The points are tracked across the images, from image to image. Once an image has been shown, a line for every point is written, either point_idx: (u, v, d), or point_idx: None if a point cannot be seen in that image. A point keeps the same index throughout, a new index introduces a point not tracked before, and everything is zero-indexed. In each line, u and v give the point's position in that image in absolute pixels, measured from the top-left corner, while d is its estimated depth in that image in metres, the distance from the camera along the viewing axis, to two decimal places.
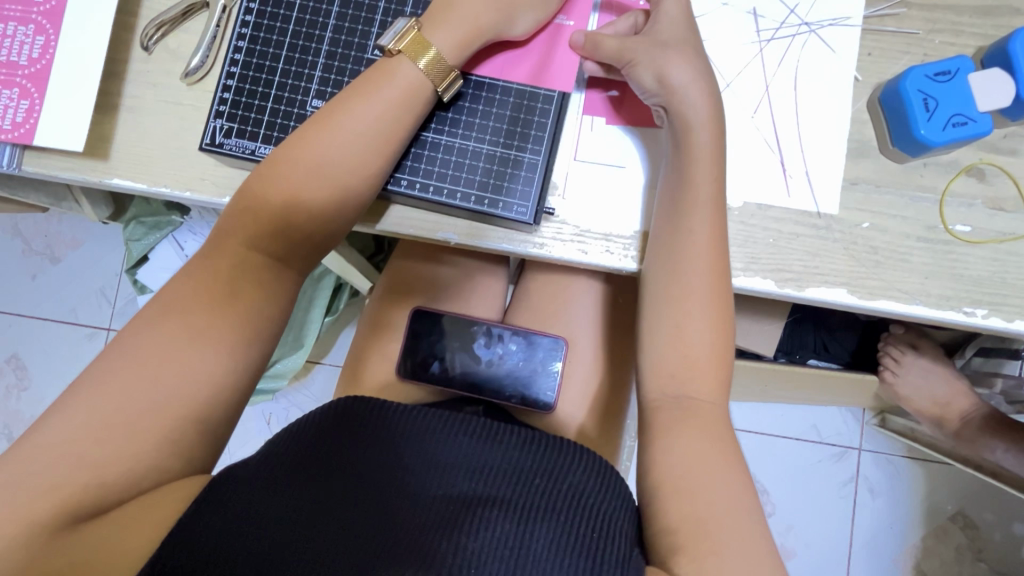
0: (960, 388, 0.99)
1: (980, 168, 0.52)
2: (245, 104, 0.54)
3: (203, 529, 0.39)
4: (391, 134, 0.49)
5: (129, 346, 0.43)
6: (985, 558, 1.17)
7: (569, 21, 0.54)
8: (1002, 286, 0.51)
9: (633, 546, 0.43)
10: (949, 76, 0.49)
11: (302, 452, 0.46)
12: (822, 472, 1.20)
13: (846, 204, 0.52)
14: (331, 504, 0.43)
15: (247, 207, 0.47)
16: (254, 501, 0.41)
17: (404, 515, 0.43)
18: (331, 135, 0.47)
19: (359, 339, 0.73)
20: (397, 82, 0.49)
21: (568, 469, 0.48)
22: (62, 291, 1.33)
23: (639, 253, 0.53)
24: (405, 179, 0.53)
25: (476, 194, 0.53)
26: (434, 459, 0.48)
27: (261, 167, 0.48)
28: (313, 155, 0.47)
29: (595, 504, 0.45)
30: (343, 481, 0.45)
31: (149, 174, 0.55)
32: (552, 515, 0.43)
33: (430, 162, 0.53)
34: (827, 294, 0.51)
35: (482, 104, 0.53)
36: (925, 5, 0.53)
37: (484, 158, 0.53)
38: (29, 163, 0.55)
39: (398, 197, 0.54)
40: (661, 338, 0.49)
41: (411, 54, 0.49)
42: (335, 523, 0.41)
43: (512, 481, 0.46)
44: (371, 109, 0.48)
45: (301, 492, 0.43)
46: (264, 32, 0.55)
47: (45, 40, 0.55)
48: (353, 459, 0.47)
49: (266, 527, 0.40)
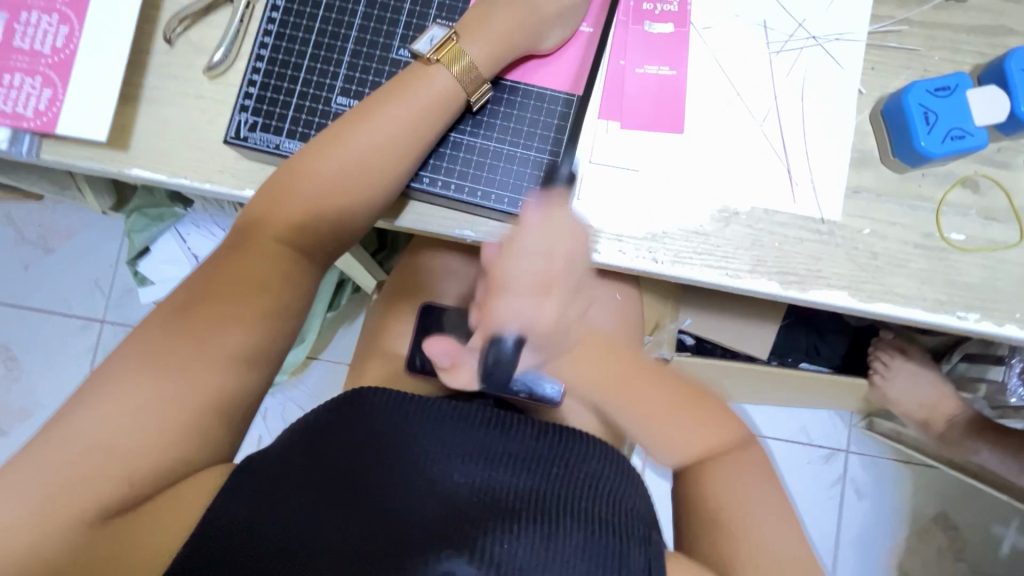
0: (945, 391, 1.02)
1: (975, 180, 0.55)
2: (270, 99, 0.55)
3: (233, 513, 0.41)
4: (419, 133, 0.51)
5: (157, 335, 0.44)
6: (964, 558, 1.21)
7: (588, 29, 0.56)
8: (994, 293, 0.53)
9: (650, 533, 0.46)
10: (948, 91, 0.52)
11: (322, 443, 0.47)
12: (811, 473, 1.23)
13: (849, 212, 0.54)
14: (359, 493, 0.44)
15: (278, 200, 0.49)
16: (283, 493, 0.43)
17: (431, 501, 0.44)
18: (364, 135, 0.50)
19: (369, 333, 0.75)
20: (428, 85, 0.51)
21: (583, 457, 0.51)
22: (56, 282, 1.31)
23: (650, 254, 0.54)
24: (428, 177, 0.54)
25: (496, 194, 0.54)
26: (453, 448, 0.49)
27: (292, 162, 0.50)
28: (346, 152, 0.50)
29: (612, 495, 0.48)
30: (367, 470, 0.46)
31: (169, 166, 0.56)
32: (575, 501, 0.45)
33: (451, 161, 0.55)
34: (829, 297, 0.54)
35: (504, 106, 0.55)
36: (926, 24, 0.56)
37: (505, 159, 0.55)
38: (48, 151, 0.56)
39: (419, 194, 0.55)
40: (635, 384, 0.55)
41: (447, 63, 0.52)
42: (361, 508, 0.43)
43: (532, 470, 0.48)
44: (401, 110, 0.50)
45: (323, 479, 0.44)
46: (289, 29, 0.56)
47: (69, 31, 0.55)
48: (373, 447, 0.47)
49: (298, 518, 0.41)
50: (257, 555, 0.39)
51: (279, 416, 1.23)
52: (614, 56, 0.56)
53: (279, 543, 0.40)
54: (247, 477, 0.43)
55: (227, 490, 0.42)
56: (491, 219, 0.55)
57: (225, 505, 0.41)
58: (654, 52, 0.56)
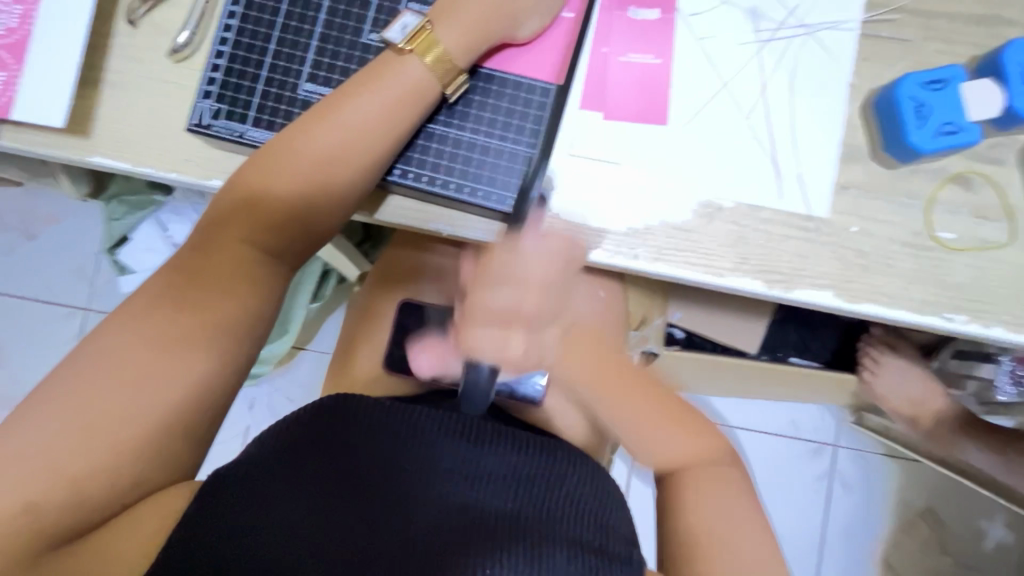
0: (935, 388, 1.01)
1: (966, 177, 0.53)
2: (235, 84, 0.53)
3: (205, 529, 0.40)
4: (391, 124, 0.49)
5: (111, 334, 0.42)
6: (950, 552, 1.21)
7: (570, 15, 0.54)
8: (982, 293, 0.52)
9: (630, 550, 0.46)
10: (942, 84, 0.50)
11: (304, 448, 0.46)
12: (799, 467, 1.23)
13: (837, 209, 0.53)
14: (336, 503, 0.44)
15: (243, 191, 0.48)
16: (257, 499, 0.42)
17: (411, 520, 0.43)
18: (333, 128, 0.48)
19: (349, 326, 0.74)
20: (400, 77, 0.49)
21: (568, 476, 0.50)
22: (38, 269, 1.29)
23: (627, 250, 0.52)
24: (407, 169, 0.52)
25: (473, 188, 0.52)
26: (433, 460, 0.48)
27: (255, 157, 0.48)
28: (313, 144, 0.47)
29: (593, 511, 0.48)
30: (348, 479, 0.45)
31: (133, 154, 0.54)
32: (558, 520, 0.45)
33: (424, 152, 0.52)
34: (813, 296, 0.52)
35: (481, 96, 0.53)
36: (921, 13, 0.53)
37: (484, 151, 0.52)
38: (6, 137, 0.53)
39: (398, 188, 0.53)
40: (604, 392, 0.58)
41: (419, 54, 0.49)
42: (340, 527, 0.42)
43: (513, 484, 0.47)
44: (374, 104, 0.48)
45: (299, 495, 0.43)
46: (255, 11, 0.53)
47: (24, 10, 0.52)
48: (358, 454, 0.47)
49: (272, 527, 0.41)
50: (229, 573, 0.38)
51: (264, 406, 1.22)
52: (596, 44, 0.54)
53: (249, 551, 0.39)
54: (221, 490, 0.42)
55: (201, 497, 0.42)
56: (469, 213, 0.53)
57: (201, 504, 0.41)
58: (636, 40, 0.54)
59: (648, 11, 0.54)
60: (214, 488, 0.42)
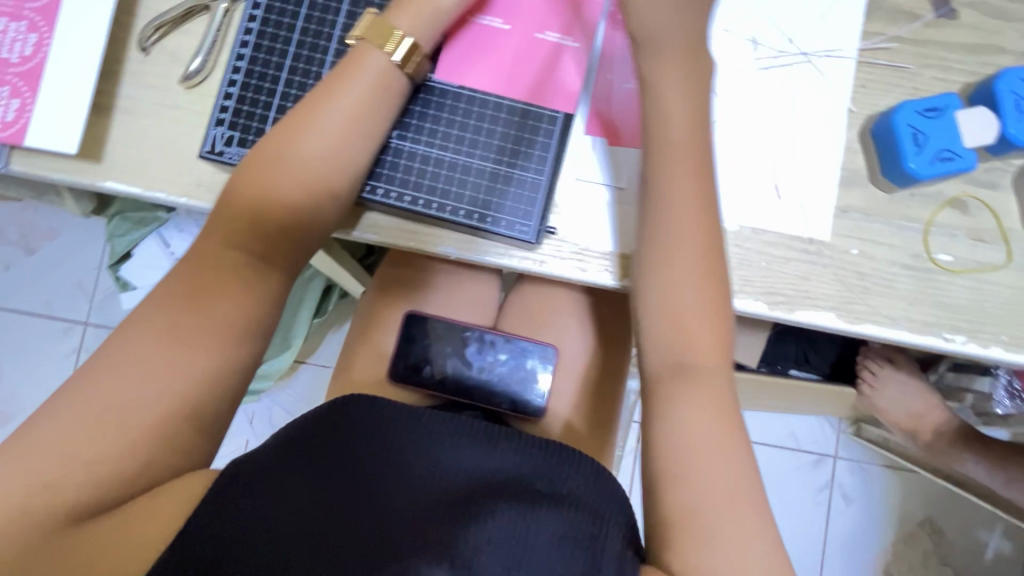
0: (933, 401, 1.03)
1: (963, 201, 0.54)
2: (247, 112, 0.54)
3: (212, 517, 0.42)
4: (365, 120, 0.49)
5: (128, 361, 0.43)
6: (950, 563, 1.22)
7: (575, 43, 0.53)
8: (981, 314, 0.53)
9: (627, 544, 0.46)
10: (938, 112, 0.51)
11: (308, 451, 0.49)
12: (799, 479, 1.24)
13: (837, 231, 0.54)
14: (338, 501, 0.45)
15: (238, 211, 0.47)
16: (265, 488, 0.44)
17: (404, 512, 0.45)
18: (307, 133, 0.48)
19: (353, 336, 0.76)
20: (363, 71, 0.49)
21: (564, 472, 0.51)
22: (38, 284, 1.29)
23: (617, 271, 0.53)
24: (379, 186, 0.52)
25: (467, 209, 0.53)
26: (432, 460, 0.50)
27: (241, 177, 0.48)
28: (293, 153, 0.48)
29: (594, 505, 0.48)
30: (349, 478, 0.47)
31: (144, 178, 0.55)
32: (553, 511, 0.46)
33: (408, 171, 0.53)
34: (815, 317, 0.53)
35: (451, 105, 0.53)
36: (916, 41, 0.55)
37: (475, 173, 0.53)
38: (17, 162, 0.54)
39: (375, 206, 0.53)
40: (671, 334, 0.48)
41: (375, 44, 0.49)
42: (335, 516, 0.44)
43: (511, 480, 0.49)
44: (344, 103, 0.48)
45: (301, 485, 0.46)
46: (267, 40, 0.54)
47: (39, 38, 0.53)
48: (359, 456, 0.49)
49: (279, 521, 0.43)
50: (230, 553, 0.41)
51: (264, 421, 1.21)
52: (601, 75, 0.54)
53: (256, 548, 0.41)
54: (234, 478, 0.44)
55: (219, 484, 0.43)
56: (468, 234, 0.54)
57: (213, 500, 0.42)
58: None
59: None
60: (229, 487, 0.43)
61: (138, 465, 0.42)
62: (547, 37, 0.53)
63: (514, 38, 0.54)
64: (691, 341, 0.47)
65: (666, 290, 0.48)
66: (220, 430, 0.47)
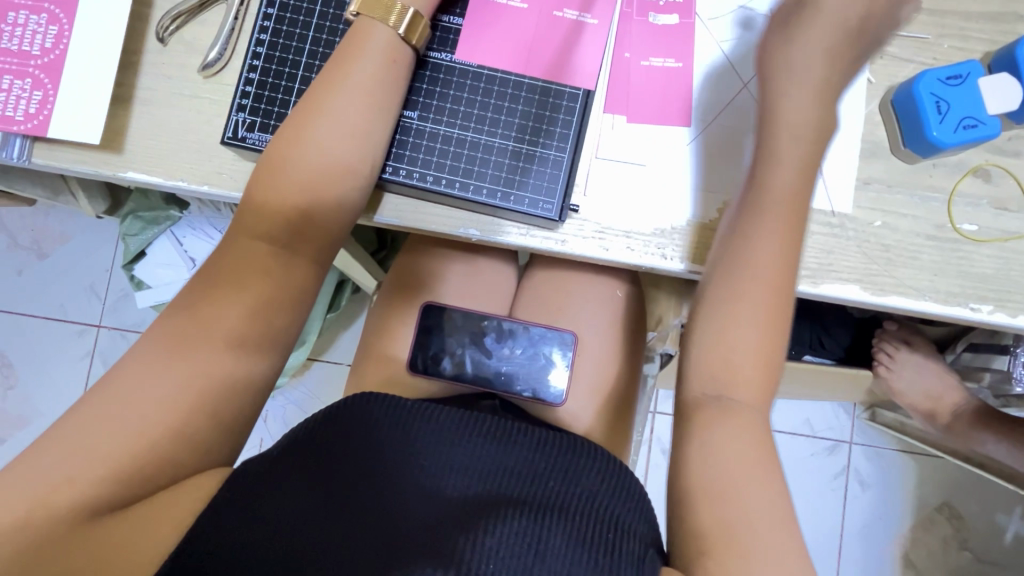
0: (951, 382, 1.02)
1: (986, 170, 0.54)
2: (268, 98, 0.54)
3: (230, 514, 0.42)
4: (378, 96, 0.49)
5: None
6: (969, 547, 1.21)
7: (593, 20, 0.53)
8: (1007, 283, 0.53)
9: (648, 548, 0.47)
10: (960, 80, 0.51)
11: (330, 448, 0.50)
12: (814, 466, 1.23)
13: (859, 203, 0.54)
14: (365, 495, 0.47)
15: (265, 202, 0.47)
16: (282, 493, 0.45)
17: (425, 513, 0.47)
18: (323, 113, 0.48)
19: (371, 330, 0.76)
20: (370, 45, 0.48)
21: (582, 472, 0.54)
22: (50, 288, 1.30)
23: (686, 254, 0.53)
24: (400, 168, 0.53)
25: (489, 187, 0.53)
26: (450, 462, 0.52)
27: (261, 169, 0.48)
28: (311, 134, 0.47)
29: (607, 508, 0.50)
30: (367, 482, 0.48)
31: (164, 168, 0.55)
32: (568, 514, 0.47)
33: (426, 151, 0.53)
34: (839, 290, 0.53)
35: (468, 85, 0.53)
36: (934, 12, 0.55)
37: (497, 152, 0.53)
38: (39, 154, 0.54)
39: (393, 186, 0.53)
40: (716, 311, 0.48)
41: (381, 17, 0.49)
42: (354, 520, 0.45)
43: (527, 483, 0.51)
44: (354, 81, 0.48)
45: (320, 490, 0.46)
46: (286, 26, 0.54)
47: (59, 31, 0.53)
48: (378, 457, 0.51)
49: (309, 514, 0.44)
50: (254, 553, 0.41)
51: (279, 419, 1.22)
52: (619, 53, 0.54)
53: (277, 550, 0.42)
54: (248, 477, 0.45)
55: (233, 481, 0.44)
56: (489, 215, 0.54)
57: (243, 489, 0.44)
58: (665, 52, 0.54)
59: (668, 16, 0.54)
60: (260, 478, 0.46)
61: (172, 447, 0.43)
62: (566, 15, 0.53)
63: (532, 17, 0.54)
64: (730, 319, 0.47)
65: (727, 279, 0.48)
66: (247, 414, 0.47)
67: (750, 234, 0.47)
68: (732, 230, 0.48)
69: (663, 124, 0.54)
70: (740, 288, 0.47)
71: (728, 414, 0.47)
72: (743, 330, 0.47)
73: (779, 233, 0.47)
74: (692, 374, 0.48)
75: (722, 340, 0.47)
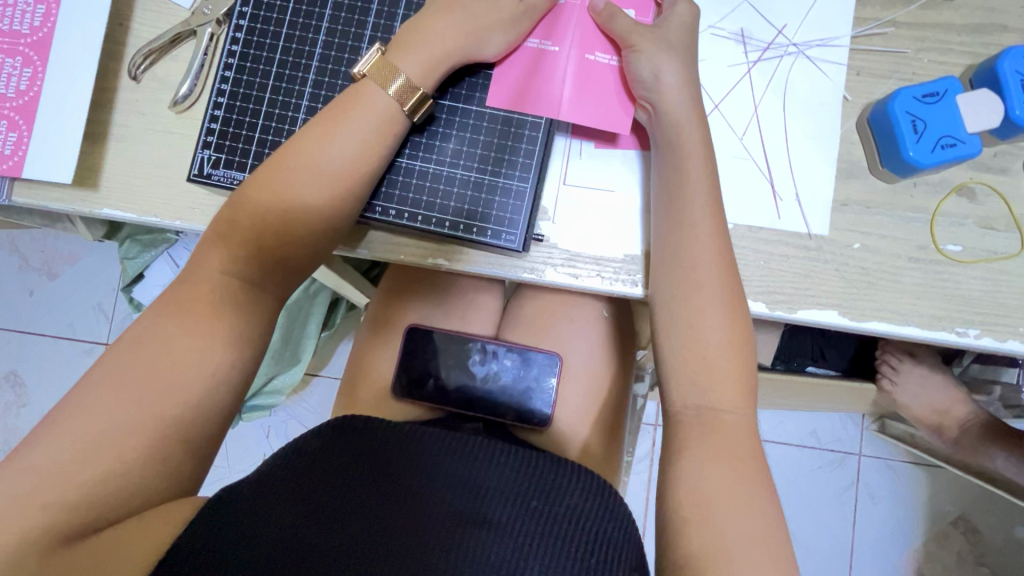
0: (958, 395, 0.98)
1: (970, 188, 0.52)
2: (232, 135, 0.54)
3: (201, 547, 0.40)
4: (370, 160, 0.49)
5: (107, 381, 0.42)
6: (987, 562, 1.17)
7: (554, 47, 0.52)
8: (995, 306, 0.51)
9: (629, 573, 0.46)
10: (937, 97, 0.49)
11: (309, 466, 0.48)
12: (823, 478, 1.20)
13: (836, 225, 0.52)
14: (343, 514, 0.45)
15: (241, 238, 0.47)
16: (253, 513, 0.43)
17: (402, 534, 0.44)
18: (308, 166, 0.47)
19: (359, 344, 0.76)
20: (365, 108, 0.48)
21: (565, 489, 0.51)
22: (59, 308, 1.33)
23: (644, 278, 0.52)
24: (388, 207, 0.52)
25: (451, 220, 0.52)
26: (430, 479, 0.49)
27: (235, 196, 0.48)
28: (287, 183, 0.47)
29: (590, 529, 0.48)
30: (343, 500, 0.46)
31: (138, 203, 0.55)
32: (547, 540, 0.46)
33: (406, 188, 0.53)
34: (817, 315, 0.51)
35: (462, 124, 0.53)
36: (913, 25, 0.53)
37: (459, 183, 0.53)
38: (19, 194, 0.55)
39: (378, 223, 0.53)
40: (678, 341, 0.48)
41: (380, 82, 0.48)
42: (329, 540, 0.43)
43: (509, 502, 0.48)
44: (347, 133, 0.48)
45: (294, 510, 0.44)
46: (250, 62, 0.55)
47: (33, 73, 0.54)
48: (356, 473, 0.48)
49: (281, 540, 0.42)
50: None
51: (280, 435, 1.23)
52: (571, 84, 0.52)
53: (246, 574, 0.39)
54: (222, 507, 0.43)
55: (207, 511, 0.42)
56: (456, 245, 0.54)
57: (214, 515, 0.42)
58: (615, 86, 0.52)
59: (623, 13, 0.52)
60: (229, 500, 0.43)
61: None
62: (529, 44, 0.53)
63: None
64: (695, 348, 0.47)
65: (686, 299, 0.47)
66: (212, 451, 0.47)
67: (687, 256, 0.48)
68: (674, 242, 0.48)
69: (618, 148, 0.54)
70: (699, 308, 0.47)
71: (700, 448, 0.45)
72: (714, 358, 0.46)
73: (720, 253, 0.48)
74: (674, 411, 0.48)
75: (698, 371, 0.47)
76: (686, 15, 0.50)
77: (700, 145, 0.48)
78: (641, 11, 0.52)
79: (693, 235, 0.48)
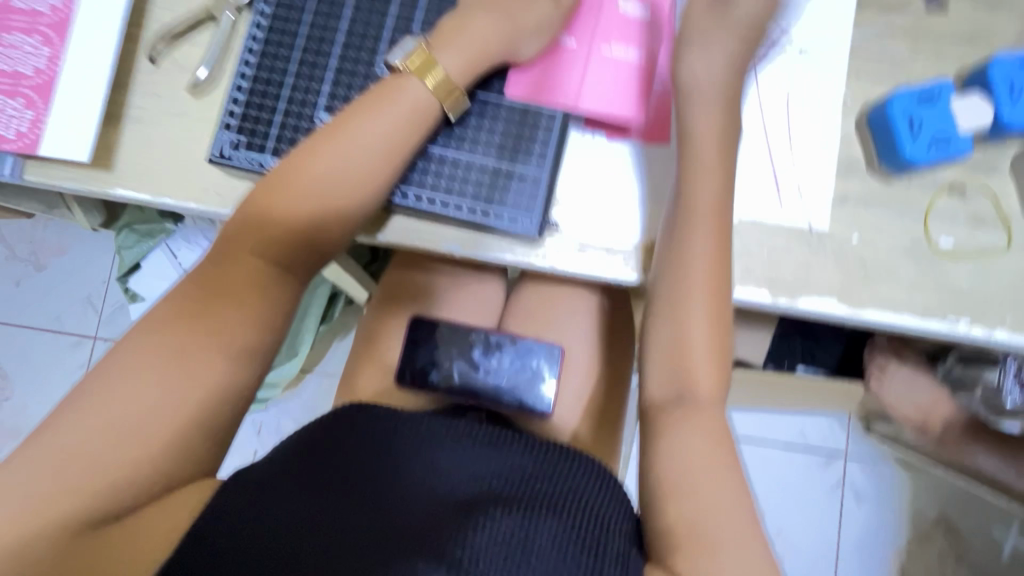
0: (942, 395, 1.02)
1: (961, 186, 0.55)
2: (253, 118, 0.55)
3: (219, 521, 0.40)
4: (398, 149, 0.49)
5: (130, 355, 0.43)
6: (967, 561, 1.20)
7: (573, 44, 0.55)
8: (983, 299, 0.53)
9: (631, 547, 0.46)
10: (932, 99, 0.53)
11: (316, 454, 0.49)
12: (810, 478, 1.23)
13: (836, 220, 0.54)
14: (349, 495, 0.45)
15: (265, 219, 0.47)
16: (265, 492, 0.43)
17: (407, 514, 0.45)
18: (336, 152, 0.48)
19: (355, 351, 0.76)
20: (399, 101, 0.50)
21: (567, 472, 0.52)
22: (48, 299, 1.30)
23: (640, 267, 0.54)
24: (409, 192, 0.54)
25: (470, 205, 0.54)
26: (434, 465, 0.50)
27: (266, 179, 0.49)
28: (316, 168, 0.48)
29: (596, 509, 0.48)
30: (349, 483, 0.46)
31: (153, 185, 0.56)
32: (552, 512, 0.46)
33: (437, 174, 0.54)
34: (817, 304, 0.53)
35: (486, 115, 0.54)
36: (909, 32, 0.56)
37: (478, 170, 0.54)
38: (32, 172, 0.55)
39: (401, 209, 0.54)
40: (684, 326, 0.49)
41: (419, 74, 0.50)
42: (336, 519, 0.43)
43: (513, 483, 0.49)
44: (376, 124, 0.49)
45: (302, 491, 0.45)
46: (273, 47, 0.56)
47: (51, 52, 0.55)
48: (362, 459, 0.49)
49: (293, 518, 0.42)
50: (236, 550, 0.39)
51: (273, 430, 1.22)
52: (588, 79, 0.54)
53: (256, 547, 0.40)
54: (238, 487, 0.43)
55: (224, 490, 0.43)
56: (471, 231, 0.55)
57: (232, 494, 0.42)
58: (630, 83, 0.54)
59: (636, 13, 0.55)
60: (243, 487, 0.43)
61: None
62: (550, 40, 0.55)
63: None
64: (705, 333, 0.48)
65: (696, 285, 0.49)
66: None
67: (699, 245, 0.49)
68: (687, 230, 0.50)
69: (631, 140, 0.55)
70: (711, 295, 0.49)
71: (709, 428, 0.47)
72: (720, 343, 0.48)
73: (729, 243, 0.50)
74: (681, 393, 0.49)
75: (707, 356, 0.48)
76: (697, 15, 0.53)
77: (717, 139, 0.51)
78: (653, 12, 0.55)
79: (702, 229, 0.49)
